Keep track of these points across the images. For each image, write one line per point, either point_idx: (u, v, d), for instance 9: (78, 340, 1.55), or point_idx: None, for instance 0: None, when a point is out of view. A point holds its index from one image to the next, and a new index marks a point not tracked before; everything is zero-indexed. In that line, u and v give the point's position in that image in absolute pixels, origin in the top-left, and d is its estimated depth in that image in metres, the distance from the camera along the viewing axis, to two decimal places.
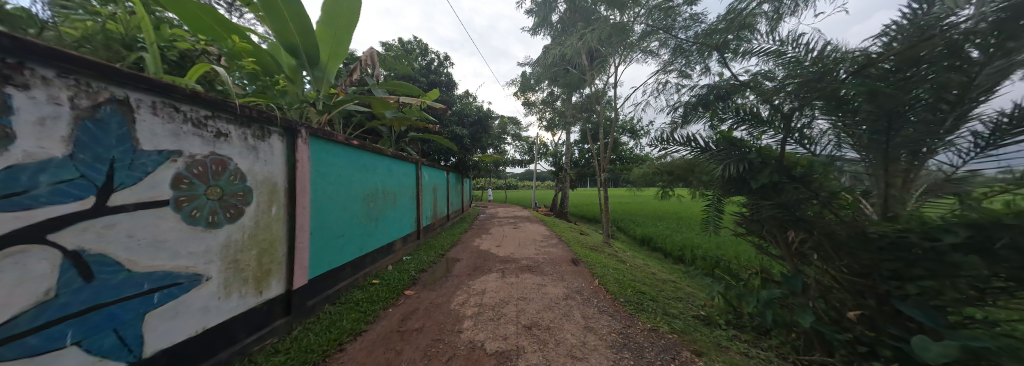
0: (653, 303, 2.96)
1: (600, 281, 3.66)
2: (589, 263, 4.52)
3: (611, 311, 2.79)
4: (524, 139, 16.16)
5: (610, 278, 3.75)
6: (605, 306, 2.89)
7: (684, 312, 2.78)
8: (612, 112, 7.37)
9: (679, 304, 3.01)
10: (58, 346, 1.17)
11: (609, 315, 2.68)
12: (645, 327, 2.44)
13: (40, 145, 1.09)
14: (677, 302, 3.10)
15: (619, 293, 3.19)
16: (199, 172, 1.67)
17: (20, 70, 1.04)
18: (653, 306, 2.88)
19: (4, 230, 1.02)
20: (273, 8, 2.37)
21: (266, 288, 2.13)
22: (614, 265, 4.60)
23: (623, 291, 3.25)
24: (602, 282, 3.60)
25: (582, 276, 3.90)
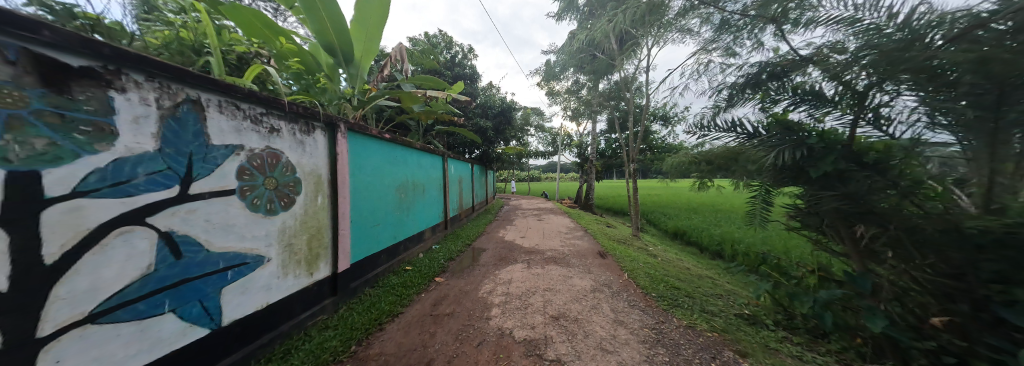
0: (690, 300, 2.83)
1: (630, 274, 3.55)
2: (616, 256, 4.43)
3: (642, 305, 2.71)
4: (547, 130, 15.95)
5: (640, 272, 3.63)
6: (636, 301, 2.81)
7: (726, 310, 2.61)
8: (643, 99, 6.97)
9: (720, 302, 2.84)
10: (160, 312, 1.38)
11: (640, 310, 2.61)
12: (681, 324, 2.34)
13: (137, 141, 1.27)
14: (717, 300, 2.93)
15: (650, 287, 3.09)
16: (258, 165, 1.85)
17: (118, 76, 1.21)
18: (690, 302, 2.75)
19: (114, 213, 1.21)
20: (313, 8, 2.55)
21: (316, 270, 2.35)
22: (644, 259, 4.45)
23: (655, 287, 3.14)
24: (632, 275, 3.50)
25: (609, 269, 3.82)
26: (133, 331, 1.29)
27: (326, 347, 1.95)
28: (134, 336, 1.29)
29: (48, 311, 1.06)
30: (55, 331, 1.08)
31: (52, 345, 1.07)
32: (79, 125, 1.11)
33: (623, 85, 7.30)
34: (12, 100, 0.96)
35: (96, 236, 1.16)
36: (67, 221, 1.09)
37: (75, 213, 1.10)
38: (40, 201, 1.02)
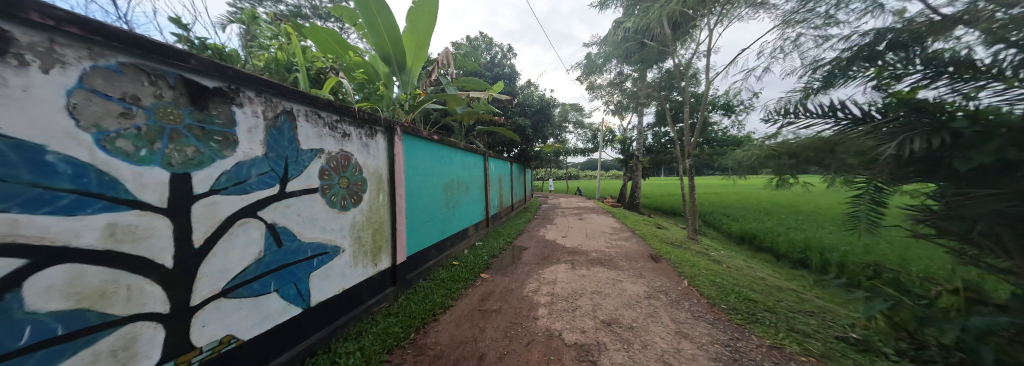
0: (771, 315, 2.47)
1: (690, 282, 3.24)
2: (671, 260, 4.08)
3: (710, 318, 2.45)
4: (588, 126, 15.40)
5: (702, 280, 3.29)
6: (701, 312, 2.55)
7: (822, 332, 2.22)
8: (703, 86, 6.27)
9: (812, 320, 2.42)
10: (268, 291, 1.66)
11: (707, 322, 2.36)
12: (763, 344, 2.06)
13: (250, 147, 1.54)
14: (807, 317, 2.51)
15: (718, 298, 2.79)
16: (334, 166, 2.11)
17: (237, 93, 1.49)
18: (772, 319, 2.41)
19: (237, 207, 1.49)
20: (373, 22, 2.84)
21: (380, 261, 2.60)
22: (704, 265, 4.03)
23: (724, 298, 2.81)
24: (693, 283, 3.18)
25: (664, 275, 3.53)
26: (250, 306, 1.57)
27: (390, 332, 2.16)
28: (251, 309, 1.57)
29: (197, 286, 1.34)
30: (202, 302, 1.35)
31: (199, 313, 1.35)
32: (214, 136, 1.38)
33: (677, 73, 6.67)
34: (173, 117, 1.24)
35: (225, 226, 1.44)
36: (206, 213, 1.36)
37: (210, 206, 1.37)
38: (190, 197, 1.29)
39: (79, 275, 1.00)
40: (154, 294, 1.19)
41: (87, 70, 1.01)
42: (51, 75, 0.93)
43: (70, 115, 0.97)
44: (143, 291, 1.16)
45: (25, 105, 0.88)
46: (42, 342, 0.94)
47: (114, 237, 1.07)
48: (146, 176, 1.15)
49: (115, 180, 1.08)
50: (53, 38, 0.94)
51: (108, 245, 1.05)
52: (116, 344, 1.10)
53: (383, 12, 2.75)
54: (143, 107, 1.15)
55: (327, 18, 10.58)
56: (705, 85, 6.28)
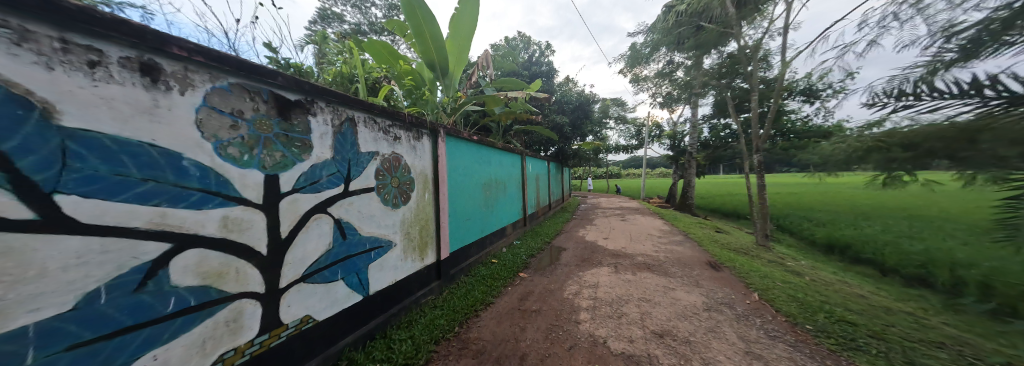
0: (878, 343, 2.04)
1: (761, 296, 2.83)
2: (736, 270, 3.63)
3: (789, 339, 2.11)
4: (630, 122, 14.54)
5: (778, 294, 2.86)
6: (777, 332, 2.21)
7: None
8: (778, 70, 5.44)
9: (939, 354, 1.93)
10: (336, 279, 1.87)
11: (788, 345, 2.04)
12: None
13: (322, 152, 1.76)
14: (932, 349, 2.02)
15: (802, 317, 2.39)
16: (387, 167, 2.30)
17: (312, 104, 1.71)
18: (879, 347, 1.98)
19: (312, 204, 1.71)
20: (421, 33, 3.02)
21: (426, 256, 2.77)
22: (780, 276, 3.50)
23: (809, 317, 2.40)
24: (765, 298, 2.77)
25: (726, 285, 3.16)
26: (322, 291, 1.78)
27: (436, 324, 2.28)
28: (323, 294, 1.79)
29: (284, 271, 1.56)
30: (287, 285, 1.58)
31: (285, 295, 1.58)
32: (295, 142, 1.61)
33: (743, 57, 5.89)
34: (266, 127, 1.47)
35: (303, 220, 1.66)
36: (290, 209, 1.59)
37: (292, 203, 1.59)
38: (277, 195, 1.52)
39: (204, 258, 1.23)
40: (255, 276, 1.42)
41: (208, 91, 1.25)
42: (186, 96, 1.17)
43: (198, 129, 1.21)
44: (246, 273, 1.39)
45: (169, 122, 1.12)
46: (182, 310, 1.18)
47: (227, 227, 1.31)
48: (248, 177, 1.39)
49: (228, 180, 1.32)
50: (186, 67, 1.17)
51: (223, 234, 1.29)
52: (229, 316, 1.33)
53: (430, 22, 2.91)
54: (245, 119, 1.38)
55: (380, 33, 11.64)
56: (779, 69, 5.45)
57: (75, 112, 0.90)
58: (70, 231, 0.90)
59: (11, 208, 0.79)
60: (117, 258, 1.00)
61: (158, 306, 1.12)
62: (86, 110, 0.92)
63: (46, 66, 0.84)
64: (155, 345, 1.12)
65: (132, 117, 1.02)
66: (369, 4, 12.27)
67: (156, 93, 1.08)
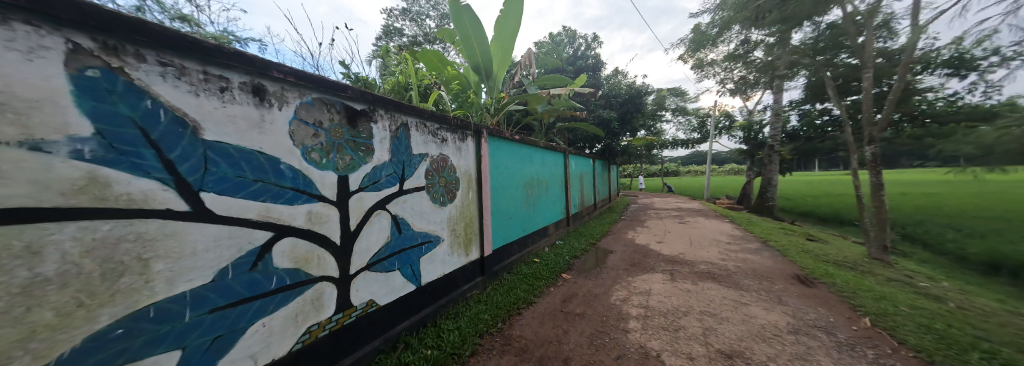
0: None
1: (875, 323, 2.29)
2: (838, 288, 3.00)
3: None
4: (690, 113, 13.10)
5: (902, 323, 2.27)
6: None
7: None
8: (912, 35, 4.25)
9: None
10: (394, 269, 2.07)
11: None
12: None
13: (382, 155, 1.97)
14: None
15: (942, 356, 1.86)
16: (436, 168, 2.47)
17: (374, 112, 1.92)
18: None
19: (374, 201, 1.92)
20: (467, 38, 3.22)
21: (471, 252, 2.90)
22: (908, 301, 2.77)
23: (957, 357, 1.85)
24: (882, 326, 2.23)
25: (821, 306, 2.63)
26: (383, 279, 1.99)
27: (480, 318, 2.36)
28: (384, 282, 2.00)
29: (353, 259, 1.79)
30: (356, 272, 1.80)
31: (354, 280, 1.80)
32: (361, 147, 1.83)
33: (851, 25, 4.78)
34: (339, 134, 1.69)
35: (367, 215, 1.87)
36: (357, 205, 1.80)
37: (359, 200, 1.81)
38: (347, 193, 1.75)
39: (295, 245, 1.47)
40: (331, 263, 1.65)
41: (297, 106, 1.49)
42: (282, 111, 1.42)
43: (291, 138, 1.46)
44: (325, 260, 1.62)
45: (272, 133, 1.37)
46: (281, 287, 1.43)
47: (311, 220, 1.55)
48: (326, 178, 1.62)
49: (312, 181, 1.55)
50: (283, 87, 1.43)
51: (308, 225, 1.53)
52: (314, 295, 1.57)
53: (475, 26, 3.12)
54: (324, 129, 1.62)
55: (433, 42, 12.54)
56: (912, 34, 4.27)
57: (213, 128, 1.17)
58: (210, 221, 1.15)
59: (175, 202, 1.06)
60: (238, 242, 1.25)
61: (265, 283, 1.37)
62: (219, 126, 1.18)
63: (195, 93, 1.12)
64: (264, 314, 1.36)
65: (246, 130, 1.27)
66: (422, 16, 13.31)
67: (262, 110, 1.34)
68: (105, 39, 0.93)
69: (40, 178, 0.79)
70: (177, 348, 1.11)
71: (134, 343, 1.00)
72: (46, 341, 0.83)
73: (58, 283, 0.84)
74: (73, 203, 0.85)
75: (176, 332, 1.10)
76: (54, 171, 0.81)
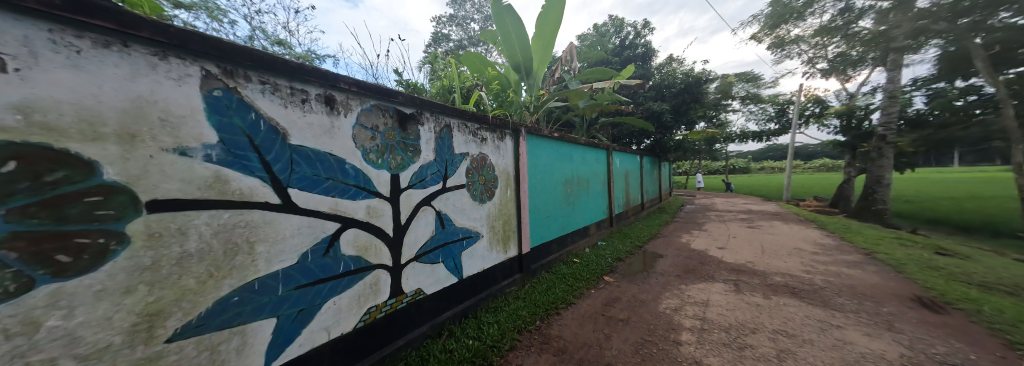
0: None
1: None
2: (983, 319, 2.32)
3: None
4: (762, 101, 11.36)
5: None
6: None
7: None
8: None
9: None
10: (438, 261, 2.23)
11: None
12: None
13: (428, 154, 2.14)
14: None
15: None
16: (476, 166, 2.58)
17: (420, 115, 2.08)
18: None
19: (421, 198, 2.09)
20: (509, 37, 3.30)
21: (509, 249, 2.97)
22: None
23: None
24: None
25: (955, 339, 2.07)
26: (429, 270, 2.16)
27: (519, 314, 2.41)
28: (429, 272, 2.17)
29: (403, 250, 1.98)
30: (405, 262, 1.99)
31: (404, 269, 1.99)
32: (410, 147, 2.01)
33: None
34: (392, 136, 1.88)
35: (415, 210, 2.05)
36: (407, 201, 1.99)
37: (408, 197, 1.99)
38: (399, 190, 1.93)
39: (357, 235, 1.69)
40: (385, 252, 1.86)
41: (358, 113, 1.70)
42: (347, 118, 1.64)
43: (353, 141, 1.67)
44: (381, 250, 1.83)
45: (339, 137, 1.60)
46: (346, 271, 1.65)
47: (370, 214, 1.75)
48: (381, 176, 1.82)
49: (371, 179, 1.76)
50: (347, 96, 1.64)
51: (368, 218, 1.73)
52: (372, 280, 1.78)
53: (516, 25, 3.18)
54: (379, 132, 1.82)
55: (477, 44, 13.04)
56: None
57: (297, 134, 1.41)
58: (294, 212, 1.39)
59: (270, 196, 1.31)
60: (315, 231, 1.49)
61: (334, 267, 1.59)
62: (300, 133, 1.42)
63: (284, 105, 1.36)
64: (334, 293, 1.59)
65: (319, 136, 1.50)
66: (468, 20, 13.90)
67: (332, 117, 1.56)
68: (224, 65, 1.17)
69: (185, 176, 1.06)
70: (274, 316, 1.35)
71: (245, 309, 1.25)
72: (189, 301, 1.10)
73: (198, 258, 1.10)
74: (206, 196, 1.11)
75: (272, 303, 1.34)
76: (194, 170, 1.08)
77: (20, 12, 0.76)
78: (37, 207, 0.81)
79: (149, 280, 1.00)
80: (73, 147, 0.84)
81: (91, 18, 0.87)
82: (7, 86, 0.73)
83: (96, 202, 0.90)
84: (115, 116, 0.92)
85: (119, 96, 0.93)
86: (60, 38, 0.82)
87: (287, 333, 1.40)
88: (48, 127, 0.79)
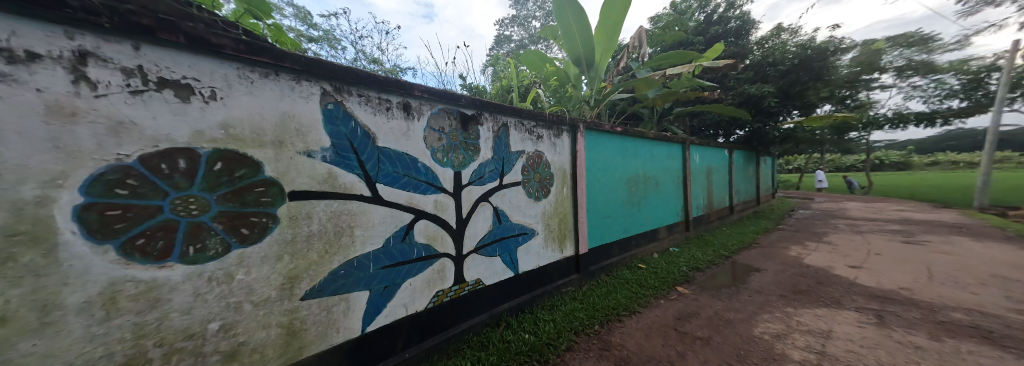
0: None
1: None
2: None
3: None
4: (932, 71, 8.23)
5: None
6: None
7: None
8: None
9: None
10: (495, 254, 2.34)
11: None
12: None
13: (486, 153, 2.25)
14: None
15: None
16: (531, 164, 2.60)
17: (480, 116, 2.21)
18: None
19: (480, 193, 2.23)
20: (569, 30, 3.20)
21: (565, 248, 2.92)
22: None
23: None
24: None
25: None
26: (487, 262, 2.29)
27: (576, 315, 2.35)
28: (487, 265, 2.29)
29: (465, 242, 2.15)
30: (467, 252, 2.16)
31: (465, 260, 2.16)
32: (470, 147, 2.15)
33: None
34: (455, 136, 2.05)
35: (475, 206, 2.19)
36: (468, 197, 2.14)
37: (469, 193, 2.14)
38: (460, 186, 2.10)
39: (427, 225, 1.90)
40: (449, 243, 2.04)
41: (429, 116, 1.90)
42: (419, 121, 1.85)
43: (424, 142, 1.87)
44: (445, 240, 2.02)
45: (413, 139, 1.82)
46: (419, 257, 1.87)
47: (437, 207, 1.96)
48: (446, 173, 2.00)
49: (438, 176, 1.96)
50: (420, 102, 1.85)
51: (435, 211, 1.94)
52: (439, 267, 1.98)
53: (578, 17, 3.06)
54: (445, 133, 2.00)
55: (537, 42, 12.92)
56: None
57: (383, 137, 1.67)
58: (379, 203, 1.65)
59: (362, 189, 1.58)
60: (395, 221, 1.73)
61: (410, 252, 1.83)
62: (384, 136, 1.67)
63: (373, 113, 1.62)
64: (410, 276, 1.83)
65: (398, 138, 1.74)
66: (529, 19, 13.96)
67: (408, 122, 1.79)
68: (334, 84, 1.47)
69: (310, 173, 1.37)
70: (366, 289, 1.62)
71: (347, 281, 1.55)
72: (313, 270, 1.41)
73: (317, 237, 1.42)
74: (321, 189, 1.41)
75: (366, 278, 1.62)
76: (315, 168, 1.39)
77: (224, 58, 1.13)
78: (231, 193, 1.17)
79: (290, 251, 1.33)
80: (249, 151, 1.21)
81: (257, 56, 1.20)
82: (217, 109, 1.11)
83: (261, 192, 1.25)
84: (271, 128, 1.26)
85: (273, 113, 1.26)
86: (243, 73, 1.18)
87: (377, 305, 1.67)
88: (238, 138, 1.17)
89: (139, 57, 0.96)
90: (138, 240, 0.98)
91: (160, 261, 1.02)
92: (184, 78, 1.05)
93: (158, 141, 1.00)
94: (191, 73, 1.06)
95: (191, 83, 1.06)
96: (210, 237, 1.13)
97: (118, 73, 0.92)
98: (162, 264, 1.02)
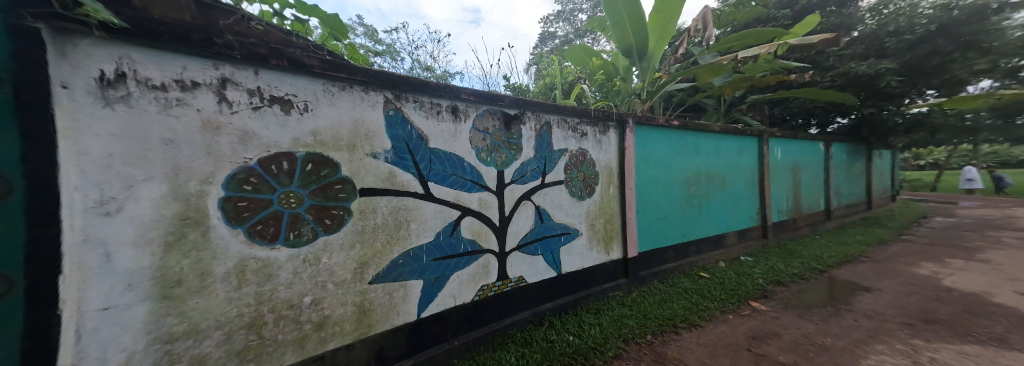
0: None
1: None
2: None
3: None
4: None
5: None
6: None
7: None
8: None
9: None
10: (538, 253, 2.34)
11: None
12: None
13: (529, 151, 2.26)
14: None
15: None
16: (575, 162, 2.53)
17: (522, 115, 2.22)
18: None
19: (523, 192, 2.24)
20: (620, 20, 3.01)
21: (612, 250, 2.77)
22: None
23: None
24: None
25: None
26: (529, 260, 2.30)
27: (625, 322, 2.22)
28: (529, 263, 2.30)
29: (508, 239, 2.19)
30: (510, 250, 2.20)
31: (508, 257, 2.20)
32: (513, 146, 2.18)
33: None
34: (498, 136, 2.10)
35: (517, 204, 2.22)
36: (510, 195, 2.18)
37: (511, 191, 2.18)
38: (503, 184, 2.14)
39: (472, 222, 1.99)
40: (493, 239, 2.10)
41: (474, 117, 1.98)
42: (465, 123, 1.94)
43: (469, 142, 1.96)
44: (489, 236, 2.09)
45: (459, 139, 1.92)
46: (466, 251, 1.97)
47: (481, 205, 2.03)
48: (489, 171, 2.06)
49: (482, 174, 2.03)
50: (465, 105, 1.94)
51: (479, 209, 2.02)
52: (484, 262, 2.06)
53: (630, 5, 2.85)
54: (489, 133, 2.06)
55: (583, 36, 12.37)
56: None
57: (434, 139, 1.80)
58: (429, 200, 1.78)
59: (415, 187, 1.72)
60: (443, 216, 1.85)
61: (457, 246, 1.93)
62: (434, 137, 1.80)
63: (426, 117, 1.76)
64: (458, 269, 1.94)
65: (446, 139, 1.85)
66: (576, 12, 13.50)
67: (456, 123, 1.90)
68: (394, 92, 1.62)
69: (375, 173, 1.55)
70: (420, 279, 1.77)
71: (404, 269, 1.71)
72: (379, 258, 1.59)
73: (381, 229, 1.59)
74: (383, 187, 1.58)
75: (420, 268, 1.76)
76: (379, 168, 1.56)
77: (313, 76, 1.35)
78: (318, 190, 1.38)
79: (360, 240, 1.52)
80: (331, 154, 1.41)
81: (337, 72, 1.40)
82: (308, 120, 1.34)
83: (339, 188, 1.44)
84: (346, 133, 1.46)
85: (348, 120, 1.46)
86: (327, 88, 1.39)
87: (429, 294, 1.81)
88: (322, 143, 1.39)
89: (258, 80, 1.20)
90: (258, 226, 1.23)
91: (272, 244, 1.26)
92: (287, 95, 1.28)
93: (269, 147, 1.23)
94: (291, 90, 1.29)
95: (291, 98, 1.29)
96: (304, 226, 1.35)
97: (245, 93, 1.17)
98: (273, 246, 1.26)
